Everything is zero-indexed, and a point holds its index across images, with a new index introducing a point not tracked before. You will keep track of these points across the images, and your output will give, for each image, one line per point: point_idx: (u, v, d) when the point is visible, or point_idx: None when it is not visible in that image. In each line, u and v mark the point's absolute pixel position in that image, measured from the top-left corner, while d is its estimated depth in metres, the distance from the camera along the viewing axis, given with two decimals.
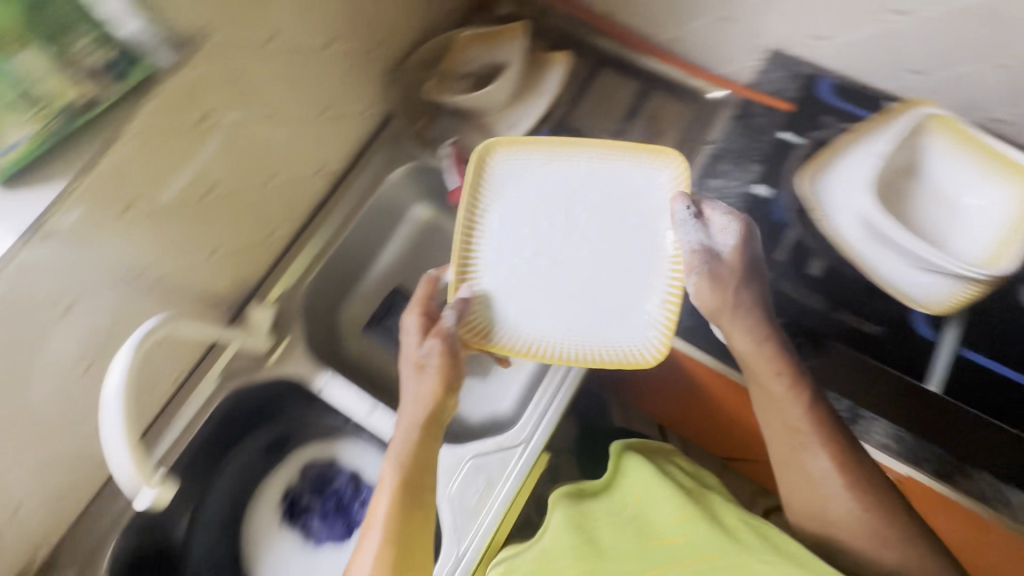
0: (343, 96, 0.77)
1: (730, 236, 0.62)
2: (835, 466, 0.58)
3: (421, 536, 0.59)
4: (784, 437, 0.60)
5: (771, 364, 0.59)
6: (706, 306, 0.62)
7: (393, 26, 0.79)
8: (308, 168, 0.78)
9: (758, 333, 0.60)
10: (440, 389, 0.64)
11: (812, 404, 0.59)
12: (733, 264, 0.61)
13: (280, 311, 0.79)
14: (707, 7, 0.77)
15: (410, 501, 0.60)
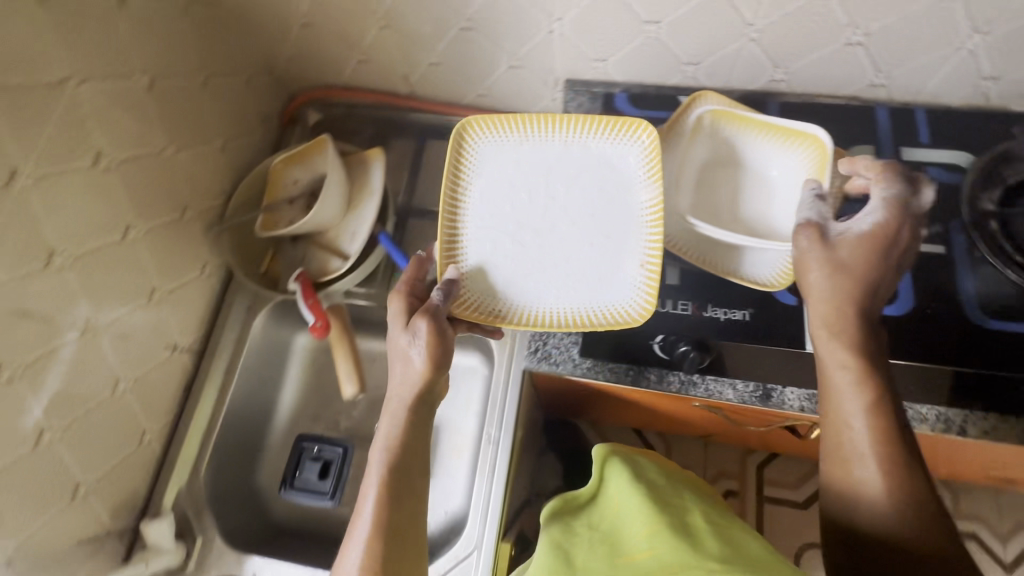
0: (169, 269, 0.72)
1: (882, 221, 0.55)
2: (885, 480, 0.49)
3: (408, 525, 0.55)
4: (834, 429, 0.52)
5: (837, 354, 0.53)
6: (806, 287, 0.56)
7: (198, 182, 0.76)
8: (161, 350, 0.73)
9: (837, 295, 0.54)
10: (429, 372, 0.59)
11: (875, 404, 0.51)
12: (864, 248, 0.55)
13: (182, 513, 0.72)
14: (496, 65, 0.78)
15: (403, 491, 0.56)
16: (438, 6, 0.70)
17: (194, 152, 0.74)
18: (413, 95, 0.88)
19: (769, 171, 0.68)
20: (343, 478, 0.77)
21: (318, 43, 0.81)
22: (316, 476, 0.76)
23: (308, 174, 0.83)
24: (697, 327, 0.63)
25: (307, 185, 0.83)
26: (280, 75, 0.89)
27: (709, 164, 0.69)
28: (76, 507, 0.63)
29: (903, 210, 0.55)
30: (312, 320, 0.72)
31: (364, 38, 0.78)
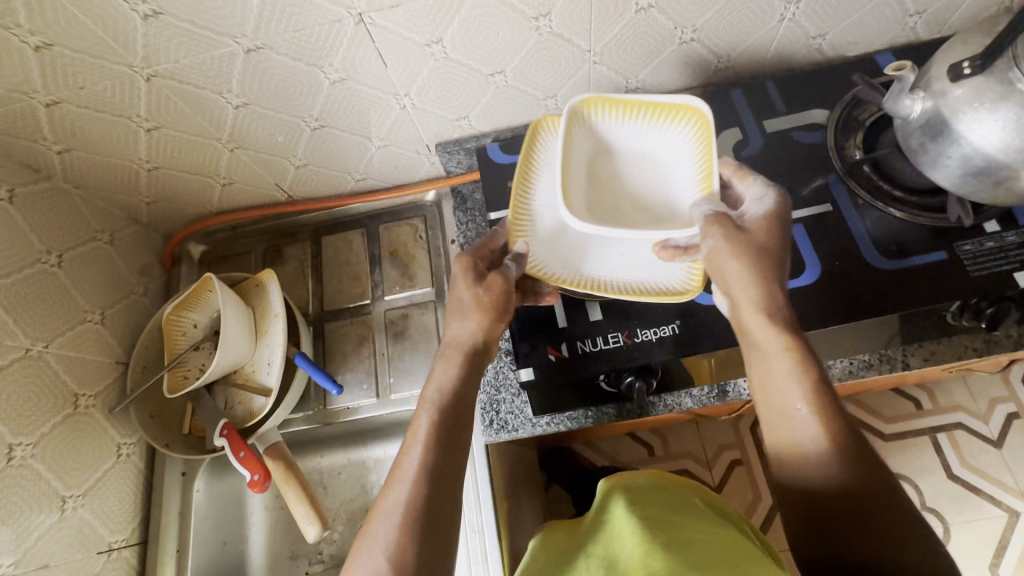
0: (77, 470, 0.66)
1: (770, 209, 0.57)
2: (819, 440, 0.47)
3: (441, 525, 0.47)
4: (771, 397, 0.51)
5: (775, 339, 0.51)
6: (722, 273, 0.54)
7: (83, 367, 0.69)
8: (95, 555, 0.66)
9: (753, 275, 0.53)
10: (488, 322, 0.58)
11: (816, 376, 0.49)
12: (765, 236, 0.55)
13: None
14: (364, 152, 0.77)
15: (432, 496, 0.48)
16: (279, 117, 0.67)
17: (66, 338, 0.68)
18: (293, 199, 0.85)
19: (656, 151, 0.63)
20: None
21: (172, 182, 0.76)
22: None
23: (208, 313, 0.78)
24: (644, 356, 0.61)
25: (211, 323, 0.78)
26: (147, 223, 0.84)
27: (599, 159, 0.63)
28: None
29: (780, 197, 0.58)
30: (248, 475, 0.66)
31: (217, 165, 0.74)
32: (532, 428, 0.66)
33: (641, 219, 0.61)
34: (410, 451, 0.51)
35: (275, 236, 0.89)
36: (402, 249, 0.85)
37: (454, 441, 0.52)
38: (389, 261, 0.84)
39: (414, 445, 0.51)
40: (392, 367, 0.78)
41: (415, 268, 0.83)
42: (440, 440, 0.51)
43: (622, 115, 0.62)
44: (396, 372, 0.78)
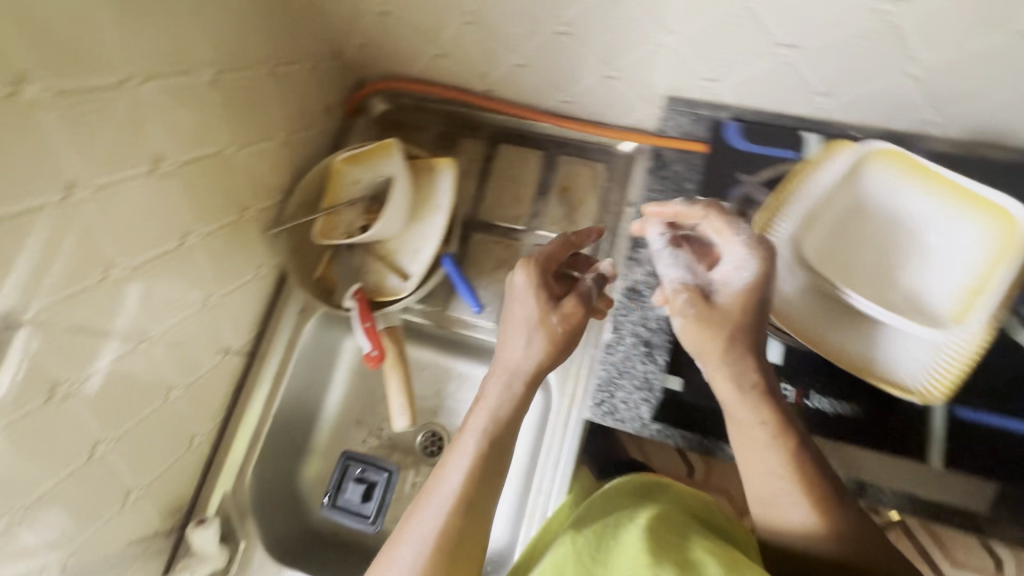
0: (227, 270, 0.70)
1: (752, 276, 0.52)
2: (808, 516, 0.51)
3: (473, 541, 0.51)
4: (751, 475, 0.53)
5: (751, 411, 0.51)
6: (688, 342, 0.53)
7: (258, 180, 0.71)
8: (216, 350, 0.71)
9: (728, 363, 0.51)
10: (555, 355, 0.57)
11: (793, 453, 0.51)
12: (739, 313, 0.52)
13: (227, 512, 0.73)
14: (589, 76, 0.69)
15: (467, 518, 0.51)
16: (531, 7, 0.61)
17: (254, 147, 0.69)
18: (489, 94, 0.80)
19: (932, 233, 0.56)
20: (386, 504, 0.72)
21: (391, 33, 0.73)
22: (359, 497, 0.72)
23: (371, 175, 0.77)
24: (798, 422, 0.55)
25: (370, 186, 0.77)
26: (347, 62, 0.82)
27: (857, 215, 0.58)
28: (130, 507, 0.63)
29: (763, 249, 0.52)
30: (368, 347, 0.68)
31: (441, 34, 0.69)
32: (635, 424, 0.63)
33: (869, 293, 0.55)
34: (448, 473, 0.53)
35: (454, 123, 0.86)
36: (573, 189, 0.79)
37: (495, 462, 0.54)
38: (555, 197, 0.79)
39: (454, 469, 0.53)
40: None
41: (578, 214, 0.78)
42: (495, 439, 0.54)
43: (908, 183, 0.57)
44: None
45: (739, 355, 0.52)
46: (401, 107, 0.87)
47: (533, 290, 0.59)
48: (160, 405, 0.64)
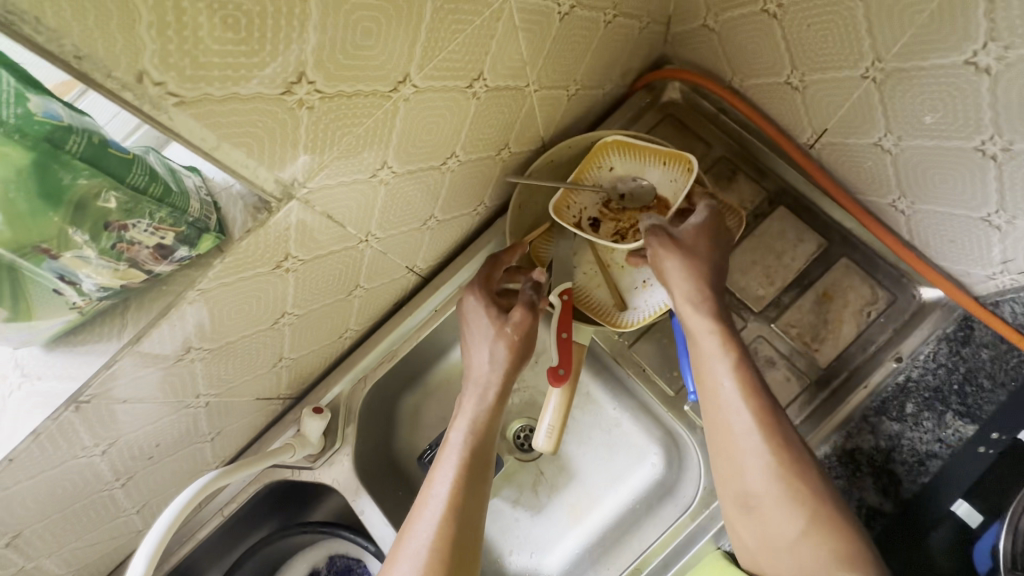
0: (457, 198, 0.64)
1: (706, 218, 0.62)
2: (751, 429, 0.54)
3: (471, 516, 0.57)
4: (713, 415, 0.57)
5: (703, 325, 0.59)
6: (667, 275, 0.61)
7: (530, 125, 0.64)
8: (406, 266, 0.68)
9: (685, 277, 0.59)
10: (514, 361, 0.65)
11: (737, 365, 0.56)
12: (697, 243, 0.61)
13: (339, 408, 0.73)
14: (959, 209, 0.54)
15: (460, 490, 0.58)
16: (973, 106, 0.46)
17: (550, 91, 0.61)
18: (809, 149, 0.66)
19: None
20: None
21: (753, 35, 0.60)
22: None
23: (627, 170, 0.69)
24: None
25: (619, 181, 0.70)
26: (672, 35, 0.70)
27: None
28: (273, 371, 0.63)
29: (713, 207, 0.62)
30: (556, 362, 0.63)
31: (816, 70, 0.56)
32: None
33: None
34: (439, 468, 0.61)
35: (739, 154, 0.73)
36: (835, 301, 0.66)
37: (479, 443, 0.62)
38: (809, 297, 0.67)
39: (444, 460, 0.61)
40: None
41: (829, 331, 0.65)
42: (478, 428, 0.63)
43: None
44: None
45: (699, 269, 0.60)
46: (693, 106, 0.75)
47: (483, 308, 0.67)
48: (342, 296, 0.62)
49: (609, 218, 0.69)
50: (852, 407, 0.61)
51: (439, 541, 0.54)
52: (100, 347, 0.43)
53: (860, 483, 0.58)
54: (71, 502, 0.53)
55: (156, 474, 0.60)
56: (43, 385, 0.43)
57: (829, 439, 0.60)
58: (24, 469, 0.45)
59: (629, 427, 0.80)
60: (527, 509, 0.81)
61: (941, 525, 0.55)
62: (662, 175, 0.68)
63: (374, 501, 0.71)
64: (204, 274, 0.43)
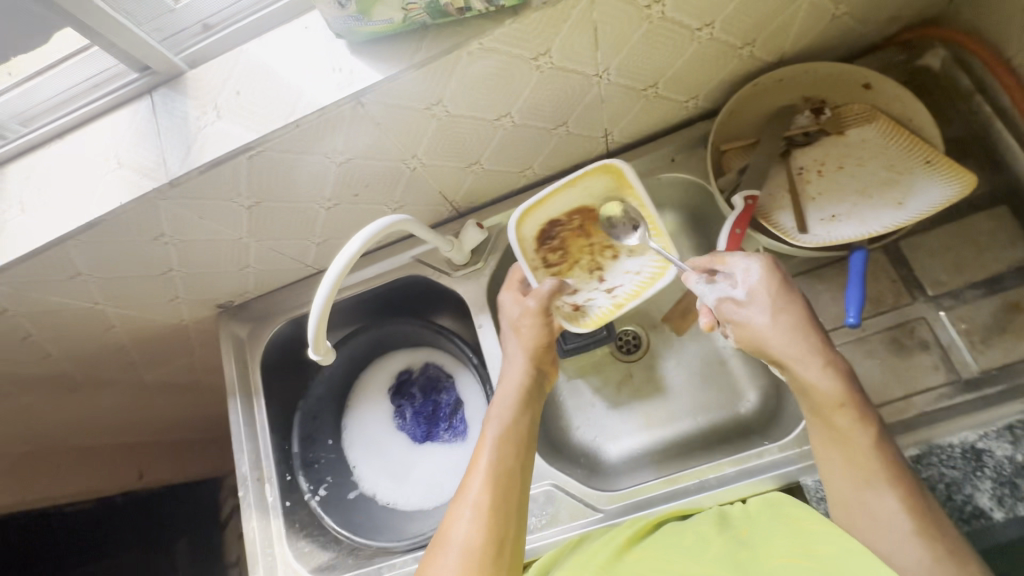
0: (683, 79, 0.67)
1: (760, 271, 0.60)
2: (901, 511, 0.52)
3: (510, 516, 0.60)
4: (838, 489, 0.56)
5: (834, 403, 0.56)
6: (758, 337, 0.59)
7: (782, 32, 0.64)
8: (605, 130, 0.72)
9: (800, 355, 0.58)
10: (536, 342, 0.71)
11: (875, 437, 0.55)
12: (774, 301, 0.59)
13: (491, 236, 0.80)
14: None
15: (501, 499, 0.60)
16: None
17: (822, 2, 0.61)
18: None
19: None
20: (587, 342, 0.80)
21: None
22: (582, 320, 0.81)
23: (535, 225, 0.74)
24: None
25: (536, 237, 0.75)
26: None
27: None
28: (463, 172, 0.71)
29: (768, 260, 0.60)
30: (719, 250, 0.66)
31: None
32: None
33: None
34: (475, 474, 0.62)
35: (978, 142, 0.68)
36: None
37: (518, 453, 0.64)
38: (995, 303, 0.63)
39: (478, 469, 0.62)
40: (850, 347, 0.65)
41: (1003, 339, 0.61)
42: (512, 432, 0.65)
43: None
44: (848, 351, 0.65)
45: (797, 332, 0.58)
46: (948, 79, 0.70)
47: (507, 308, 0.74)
48: (550, 127, 0.68)
49: (568, 267, 0.77)
50: (997, 416, 0.58)
51: (473, 548, 0.57)
52: (392, 61, 0.52)
53: (976, 482, 0.56)
54: (297, 199, 0.64)
55: (350, 214, 0.70)
56: (343, 74, 0.53)
57: (959, 433, 0.58)
58: (298, 145, 0.56)
59: (735, 368, 0.82)
60: (606, 399, 0.86)
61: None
62: (564, 200, 0.74)
63: (492, 322, 0.80)
64: (490, 30, 0.50)
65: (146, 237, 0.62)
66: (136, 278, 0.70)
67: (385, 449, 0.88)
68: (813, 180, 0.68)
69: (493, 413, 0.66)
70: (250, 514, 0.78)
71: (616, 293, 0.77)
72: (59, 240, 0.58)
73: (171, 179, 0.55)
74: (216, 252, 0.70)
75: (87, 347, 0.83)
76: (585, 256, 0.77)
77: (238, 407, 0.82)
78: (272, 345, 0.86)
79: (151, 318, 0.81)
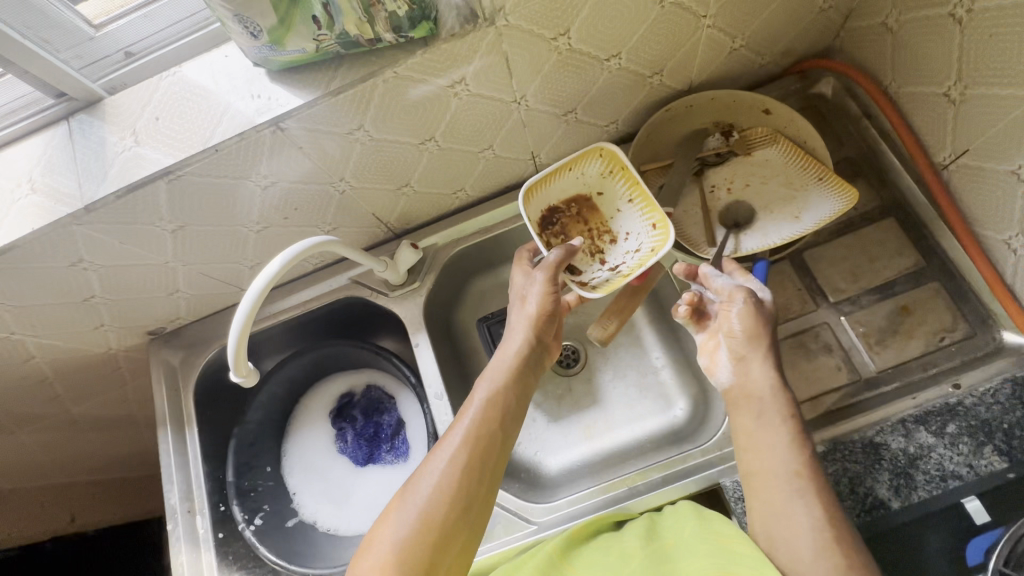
0: (599, 105, 0.71)
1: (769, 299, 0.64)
2: (813, 528, 0.52)
3: (480, 478, 0.58)
4: (763, 491, 0.57)
5: (780, 406, 0.59)
6: (749, 330, 0.61)
7: (686, 63, 0.69)
8: (531, 153, 0.76)
9: (761, 362, 0.61)
10: (540, 318, 0.68)
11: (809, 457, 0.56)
12: (769, 317, 0.62)
13: (428, 257, 0.82)
14: None
15: (474, 459, 0.58)
16: None
17: (718, 36, 0.66)
18: (940, 168, 0.68)
19: None
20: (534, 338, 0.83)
21: (928, 41, 0.62)
22: None
23: (535, 207, 0.74)
24: None
25: (537, 222, 0.74)
26: (847, 29, 0.73)
27: None
28: (394, 194, 0.73)
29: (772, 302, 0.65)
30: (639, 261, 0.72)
31: (981, 84, 0.58)
32: None
33: None
34: (456, 428, 0.61)
35: (867, 161, 0.75)
36: (913, 317, 0.67)
37: (505, 419, 0.62)
38: (886, 307, 0.68)
39: (461, 423, 0.61)
40: None
41: (896, 340, 0.67)
42: (504, 394, 0.63)
43: None
44: None
45: (768, 353, 0.61)
46: (839, 105, 0.77)
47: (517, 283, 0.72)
48: (476, 150, 0.71)
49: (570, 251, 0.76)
50: (892, 411, 0.63)
51: (437, 499, 0.55)
52: (310, 88, 0.54)
53: (875, 475, 0.60)
54: (225, 223, 0.65)
55: (281, 237, 0.71)
56: (262, 100, 0.54)
57: (859, 429, 0.63)
58: (219, 169, 0.57)
59: (667, 377, 0.85)
60: (546, 413, 0.87)
61: (940, 530, 0.58)
62: (561, 186, 0.76)
63: (429, 341, 0.81)
64: (403, 59, 0.53)
65: (63, 264, 0.61)
66: (57, 306, 0.68)
67: (326, 474, 0.87)
68: (724, 198, 0.74)
69: (486, 375, 0.64)
70: (179, 549, 0.75)
71: (618, 271, 0.73)
72: None
73: (86, 204, 0.55)
74: (141, 277, 0.69)
75: (6, 380, 0.80)
76: (585, 241, 0.76)
77: (168, 438, 0.80)
78: (206, 372, 0.84)
79: (74, 347, 0.78)
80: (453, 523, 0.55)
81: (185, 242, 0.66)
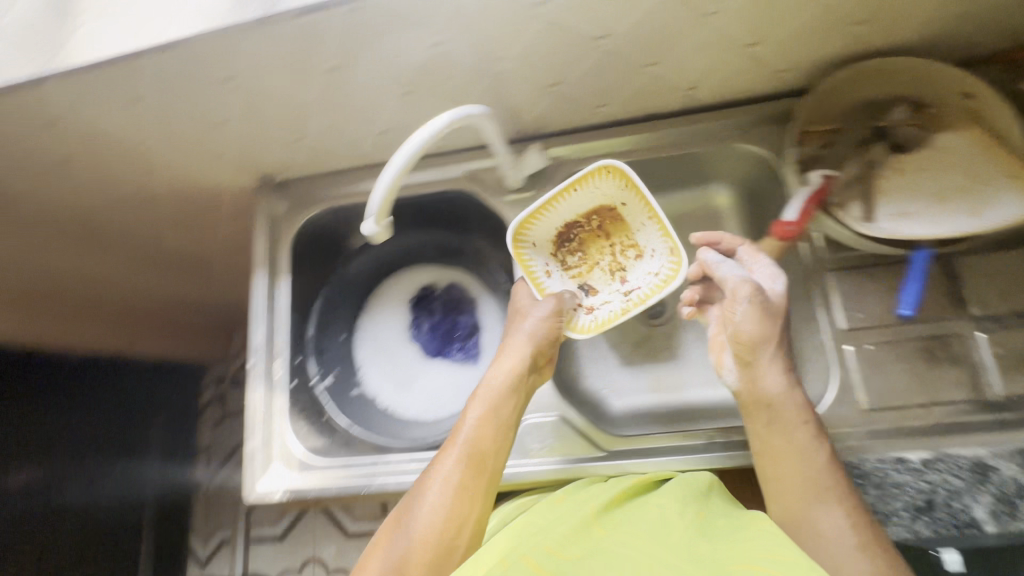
0: (788, 45, 0.65)
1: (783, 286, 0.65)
2: (843, 523, 0.55)
3: (476, 495, 0.61)
4: (782, 494, 0.60)
5: (799, 414, 0.60)
6: (756, 338, 0.62)
7: (901, 19, 0.62)
8: (693, 84, 0.71)
9: (774, 364, 0.62)
10: (536, 341, 0.69)
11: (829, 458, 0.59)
12: (781, 309, 0.63)
13: (549, 169, 0.79)
14: None
15: (467, 483, 0.61)
16: None
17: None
18: None
19: None
20: None
21: None
22: None
23: (546, 228, 0.75)
24: None
25: (550, 241, 0.77)
26: None
27: None
28: (541, 93, 0.69)
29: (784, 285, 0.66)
30: (789, 217, 0.68)
31: None
32: None
33: None
34: (446, 458, 0.63)
35: None
36: None
37: (495, 436, 0.64)
38: None
39: (451, 453, 0.63)
40: (885, 349, 0.66)
41: None
42: (495, 416, 0.66)
43: None
44: (880, 352, 0.66)
45: (781, 346, 0.63)
46: None
47: (520, 311, 0.73)
48: (643, 64, 0.66)
49: (586, 267, 0.78)
50: (1011, 440, 0.59)
51: (433, 521, 0.59)
52: None
53: (975, 495, 0.58)
54: (377, 75, 0.63)
55: (421, 107, 0.68)
56: None
57: (970, 448, 0.60)
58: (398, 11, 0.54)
59: None
60: (619, 356, 0.86)
61: None
62: (579, 202, 0.74)
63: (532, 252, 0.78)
64: None
65: (218, 75, 0.60)
66: (195, 121, 0.68)
67: (395, 357, 0.88)
68: (892, 179, 0.68)
69: (476, 396, 0.66)
70: (254, 385, 0.78)
71: (631, 294, 0.75)
72: (136, 53, 0.56)
73: (262, 14, 0.53)
74: (278, 113, 0.68)
75: (120, 189, 0.82)
76: (606, 256, 0.77)
77: (261, 280, 0.81)
78: (305, 230, 0.85)
79: (193, 170, 0.80)
80: (451, 539, 0.58)
81: (333, 86, 0.64)
